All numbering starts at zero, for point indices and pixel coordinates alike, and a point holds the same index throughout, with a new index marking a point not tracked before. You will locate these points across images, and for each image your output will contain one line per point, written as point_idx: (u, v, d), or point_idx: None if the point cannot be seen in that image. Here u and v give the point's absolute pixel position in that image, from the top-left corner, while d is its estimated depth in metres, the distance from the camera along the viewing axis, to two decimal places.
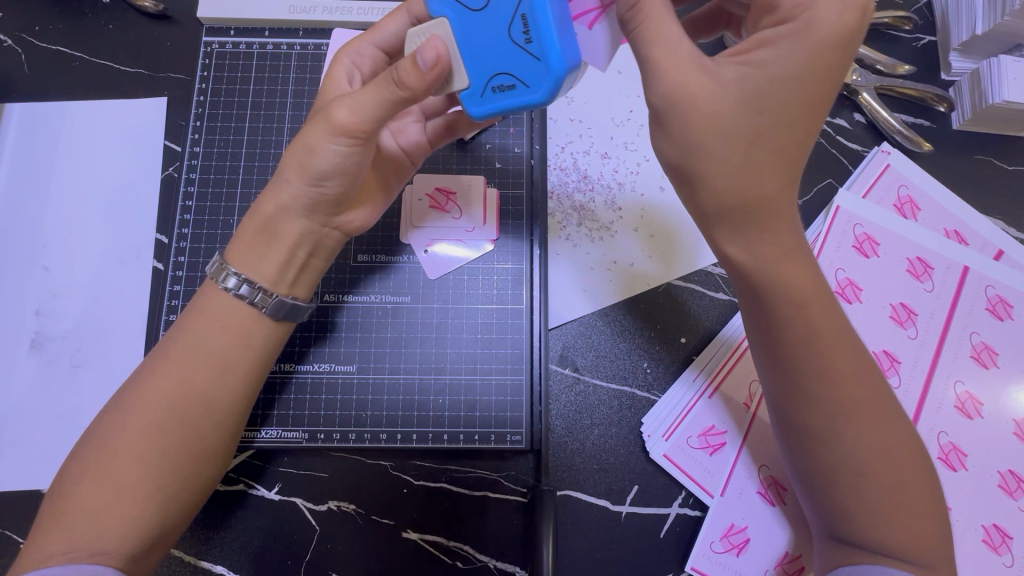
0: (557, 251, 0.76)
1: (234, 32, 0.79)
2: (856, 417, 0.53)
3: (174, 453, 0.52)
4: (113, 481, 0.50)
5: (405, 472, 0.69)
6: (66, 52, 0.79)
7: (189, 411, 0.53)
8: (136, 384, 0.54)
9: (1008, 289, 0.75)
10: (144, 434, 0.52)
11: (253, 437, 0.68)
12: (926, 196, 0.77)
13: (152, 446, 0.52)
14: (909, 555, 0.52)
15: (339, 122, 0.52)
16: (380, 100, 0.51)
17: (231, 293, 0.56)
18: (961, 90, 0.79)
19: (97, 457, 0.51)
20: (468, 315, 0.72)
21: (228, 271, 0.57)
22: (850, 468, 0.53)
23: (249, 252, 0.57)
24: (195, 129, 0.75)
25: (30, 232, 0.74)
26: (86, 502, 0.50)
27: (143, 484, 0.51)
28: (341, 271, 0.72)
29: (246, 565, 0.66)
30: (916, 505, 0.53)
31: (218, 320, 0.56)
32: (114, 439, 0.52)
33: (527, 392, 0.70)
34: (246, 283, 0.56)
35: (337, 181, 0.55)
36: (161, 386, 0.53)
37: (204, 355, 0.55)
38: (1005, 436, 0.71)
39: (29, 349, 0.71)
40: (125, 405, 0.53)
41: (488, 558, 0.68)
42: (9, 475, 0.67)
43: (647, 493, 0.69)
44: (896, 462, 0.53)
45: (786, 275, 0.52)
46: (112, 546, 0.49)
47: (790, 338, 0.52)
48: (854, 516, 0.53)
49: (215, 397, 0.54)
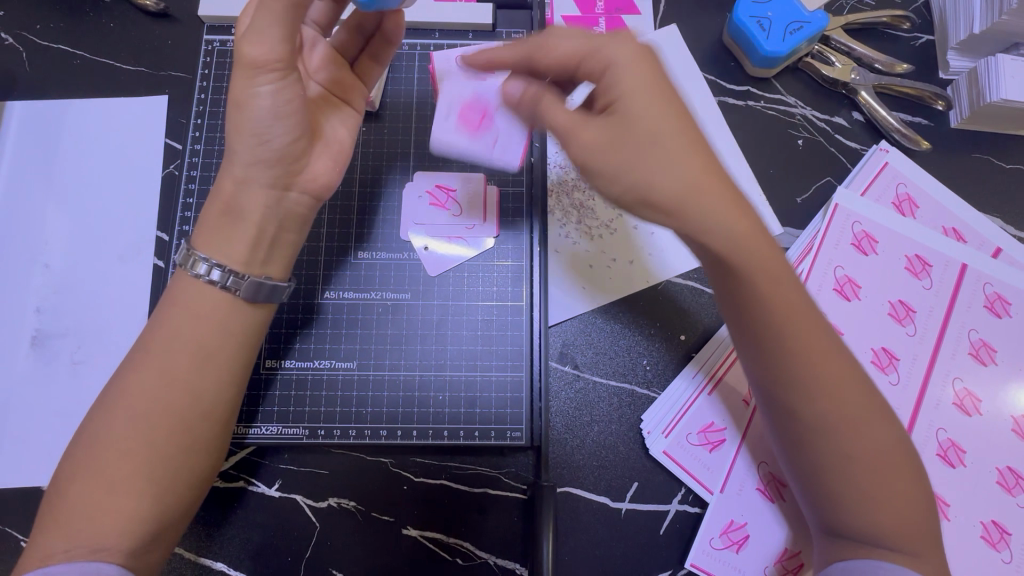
0: (555, 247, 0.76)
1: (235, 30, 0.78)
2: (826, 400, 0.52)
3: (167, 449, 0.52)
4: (111, 472, 0.51)
5: (405, 469, 0.69)
6: (66, 50, 0.79)
7: (179, 405, 0.53)
8: (123, 376, 0.54)
9: (1007, 286, 0.75)
10: (137, 431, 0.52)
11: (251, 433, 0.68)
12: (925, 193, 0.78)
13: (147, 438, 0.52)
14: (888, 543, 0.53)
15: (252, 58, 0.52)
16: (275, 20, 0.51)
17: (202, 279, 0.56)
18: (958, 88, 0.79)
19: (92, 454, 0.51)
20: (468, 312, 0.72)
21: (198, 259, 0.56)
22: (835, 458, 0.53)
23: (223, 241, 0.57)
24: (196, 128, 0.75)
25: (31, 229, 0.74)
26: (84, 495, 0.50)
27: (140, 481, 0.51)
28: (316, 241, 0.73)
29: (246, 563, 0.67)
30: (893, 478, 0.53)
31: (211, 313, 0.56)
32: (108, 435, 0.51)
33: (527, 388, 0.70)
34: (216, 267, 0.56)
35: (280, 129, 0.55)
36: (154, 380, 0.53)
37: (194, 349, 0.55)
38: (1003, 433, 0.71)
39: (30, 346, 0.71)
40: (116, 402, 0.53)
41: (488, 555, 0.68)
42: (9, 472, 0.67)
43: (646, 489, 0.69)
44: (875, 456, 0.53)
45: (757, 250, 0.50)
46: (112, 541, 0.49)
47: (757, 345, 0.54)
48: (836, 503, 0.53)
49: (204, 388, 0.54)
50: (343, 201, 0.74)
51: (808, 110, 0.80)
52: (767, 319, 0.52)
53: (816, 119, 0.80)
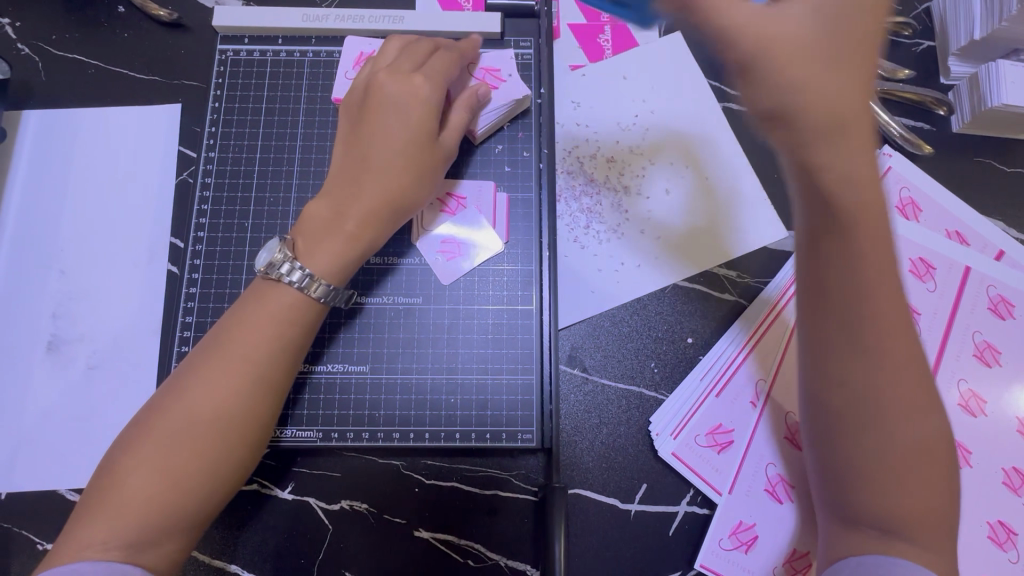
0: (565, 252, 0.77)
1: (248, 40, 0.79)
2: (883, 361, 0.49)
3: (237, 446, 0.54)
4: (173, 457, 0.51)
5: (416, 471, 0.70)
6: (81, 60, 0.80)
7: (253, 404, 0.55)
8: (197, 363, 0.55)
9: (1010, 289, 0.76)
10: (210, 427, 0.53)
11: (286, 436, 0.68)
12: (927, 197, 0.79)
13: (209, 423, 0.53)
14: (917, 534, 0.49)
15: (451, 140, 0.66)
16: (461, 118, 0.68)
17: (293, 286, 0.58)
18: (960, 94, 0.81)
19: (160, 447, 0.51)
20: (479, 316, 0.73)
21: (293, 265, 0.58)
22: (877, 437, 0.49)
23: (323, 251, 0.59)
24: (209, 135, 0.76)
25: (48, 235, 0.75)
26: (139, 481, 0.50)
27: (205, 477, 0.52)
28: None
29: (260, 565, 0.67)
30: (936, 458, 0.49)
31: (277, 308, 0.57)
32: (179, 430, 0.52)
33: (537, 391, 0.71)
34: (300, 270, 0.58)
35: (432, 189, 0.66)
36: (229, 379, 0.54)
37: (262, 343, 0.56)
38: (1008, 433, 0.72)
39: (46, 350, 0.72)
40: (187, 396, 0.53)
41: (498, 557, 0.69)
42: (26, 475, 0.68)
43: (656, 491, 0.70)
44: (921, 444, 0.49)
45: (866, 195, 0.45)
46: (161, 534, 0.50)
47: (826, 292, 0.49)
48: (875, 487, 0.49)
49: (276, 388, 0.57)
50: None
51: None
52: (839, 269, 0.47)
53: None
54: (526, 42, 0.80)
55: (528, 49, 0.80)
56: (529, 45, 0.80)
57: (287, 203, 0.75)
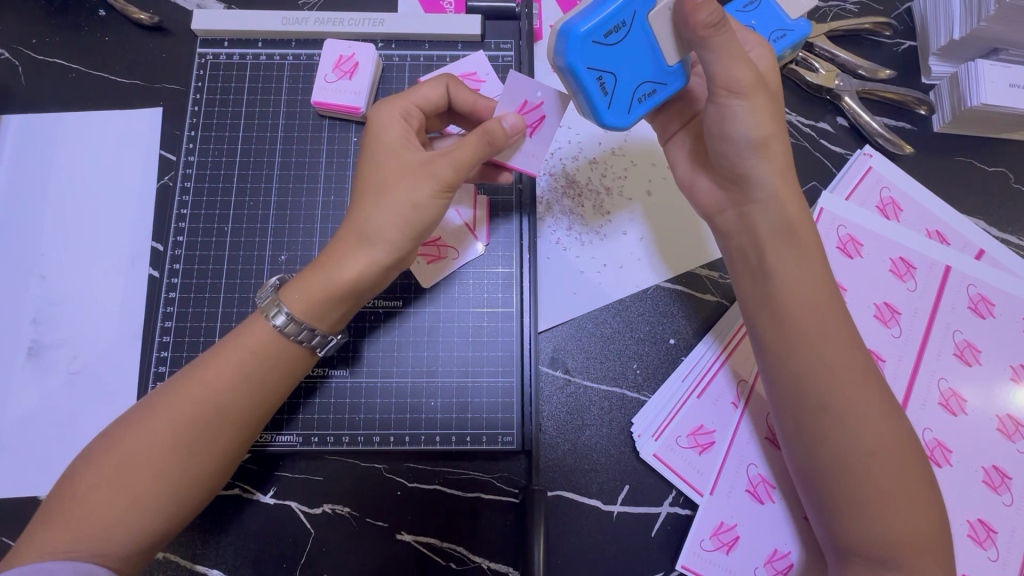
0: (547, 254, 0.77)
1: (228, 44, 0.79)
2: (842, 406, 0.56)
3: (191, 464, 0.53)
4: (133, 480, 0.51)
5: (398, 474, 0.70)
6: (62, 64, 0.80)
7: (209, 422, 0.54)
8: (167, 389, 0.55)
9: (990, 288, 0.76)
10: (166, 443, 0.52)
11: (273, 442, 0.69)
12: (908, 197, 0.79)
13: (169, 452, 0.52)
14: (903, 553, 0.54)
15: (444, 178, 0.56)
16: (471, 154, 0.56)
17: (275, 327, 0.57)
18: (940, 93, 0.81)
19: (115, 463, 0.51)
20: (460, 318, 0.73)
21: (278, 307, 0.57)
22: (853, 467, 0.55)
23: (314, 300, 0.56)
24: (189, 139, 0.76)
25: (27, 240, 0.75)
26: (99, 501, 0.50)
27: (158, 492, 0.51)
28: (308, 249, 0.73)
29: (241, 570, 0.67)
30: (910, 477, 0.55)
31: (252, 341, 0.57)
32: (135, 447, 0.52)
33: (518, 393, 0.71)
34: (290, 318, 0.56)
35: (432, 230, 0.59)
36: (192, 396, 0.54)
37: (231, 368, 0.55)
38: (988, 431, 0.72)
39: (26, 356, 0.72)
40: (151, 413, 0.53)
41: (481, 559, 0.69)
42: (6, 481, 0.68)
43: (638, 492, 0.70)
44: (894, 468, 0.55)
45: (796, 274, 0.58)
46: (112, 548, 0.50)
47: (768, 344, 0.59)
48: (860, 514, 0.55)
49: (232, 407, 0.55)
50: (335, 210, 0.75)
51: (792, 116, 0.82)
52: (795, 328, 0.58)
53: (800, 125, 0.81)
54: (507, 43, 0.80)
55: (508, 51, 0.80)
56: (510, 46, 0.80)
57: (268, 206, 0.75)
